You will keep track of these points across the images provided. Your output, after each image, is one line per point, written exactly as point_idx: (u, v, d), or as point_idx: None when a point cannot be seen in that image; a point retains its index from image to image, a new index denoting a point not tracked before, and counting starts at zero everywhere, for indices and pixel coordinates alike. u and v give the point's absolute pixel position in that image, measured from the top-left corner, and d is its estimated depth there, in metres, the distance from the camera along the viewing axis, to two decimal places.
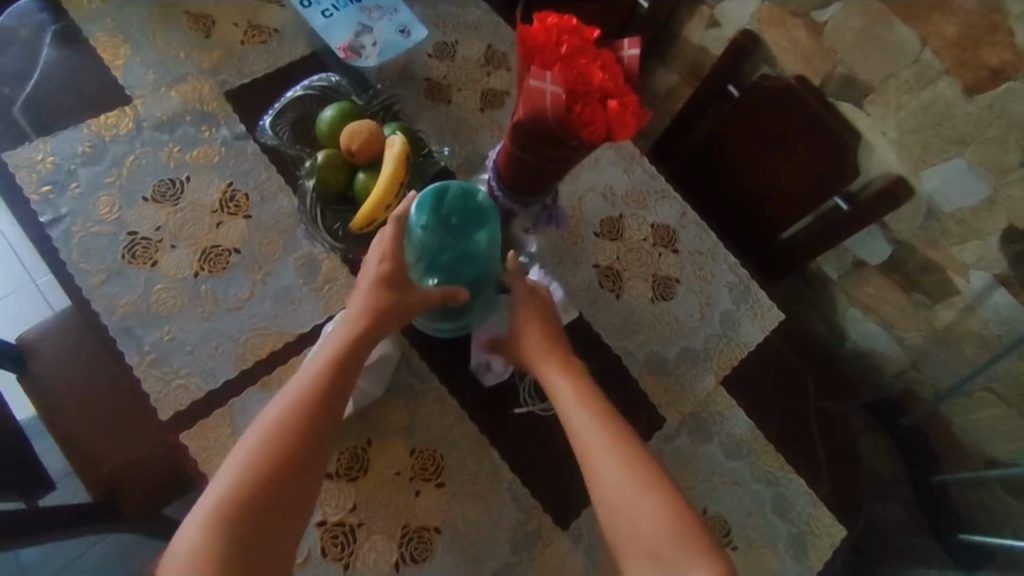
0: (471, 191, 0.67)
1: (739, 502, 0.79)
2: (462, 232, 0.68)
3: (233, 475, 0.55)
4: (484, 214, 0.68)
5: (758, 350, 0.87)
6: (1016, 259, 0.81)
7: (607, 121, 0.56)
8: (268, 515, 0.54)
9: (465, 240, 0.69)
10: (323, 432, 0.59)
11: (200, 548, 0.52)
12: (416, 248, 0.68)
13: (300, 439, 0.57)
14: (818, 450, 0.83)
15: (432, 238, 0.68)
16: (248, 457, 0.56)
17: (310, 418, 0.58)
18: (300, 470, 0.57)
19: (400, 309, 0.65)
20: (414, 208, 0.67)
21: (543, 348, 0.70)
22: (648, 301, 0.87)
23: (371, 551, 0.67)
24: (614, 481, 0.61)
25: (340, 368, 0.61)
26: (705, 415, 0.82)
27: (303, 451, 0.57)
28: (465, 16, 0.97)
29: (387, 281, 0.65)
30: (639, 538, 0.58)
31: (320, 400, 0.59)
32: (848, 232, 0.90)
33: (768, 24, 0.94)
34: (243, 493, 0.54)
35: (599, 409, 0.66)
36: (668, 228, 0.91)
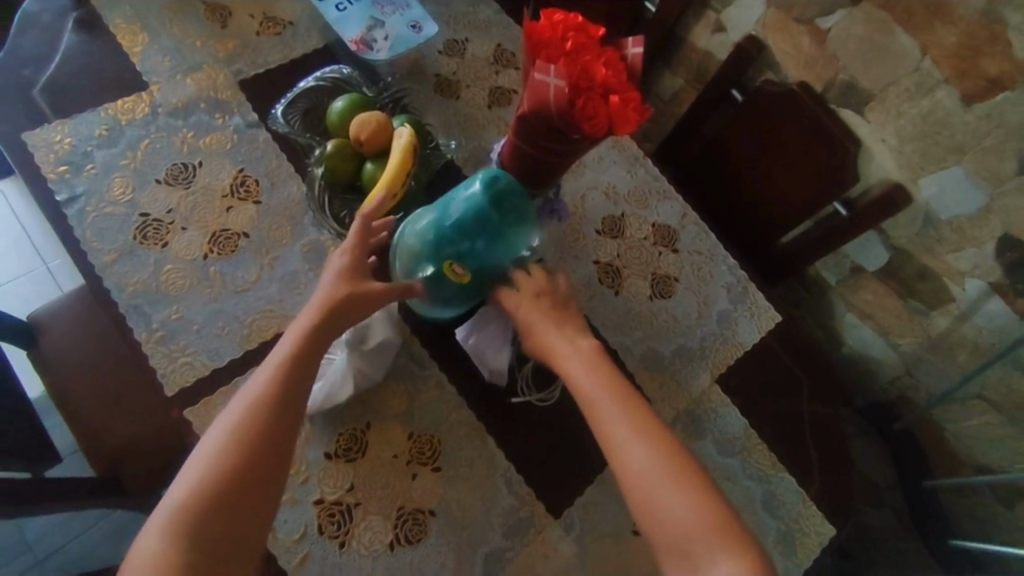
0: (504, 197, 0.65)
1: (730, 497, 0.80)
2: (467, 220, 0.65)
3: (192, 480, 0.54)
4: (492, 200, 0.65)
5: (753, 351, 0.89)
6: (1010, 268, 0.82)
7: (609, 116, 0.58)
8: (231, 513, 0.54)
9: (473, 241, 0.67)
10: (285, 424, 0.57)
11: (161, 552, 0.51)
12: (421, 238, 0.69)
13: (261, 433, 0.56)
14: (811, 452, 0.84)
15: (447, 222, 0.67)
16: (205, 460, 0.54)
17: (266, 416, 0.57)
18: (262, 464, 0.55)
19: (362, 301, 0.65)
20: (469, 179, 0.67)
21: (548, 321, 0.72)
22: (647, 298, 0.88)
23: (367, 530, 0.68)
24: (643, 473, 0.62)
25: (300, 361, 0.60)
26: (699, 412, 0.84)
27: (265, 446, 0.56)
28: (476, 15, 0.99)
29: (344, 277, 0.66)
30: (657, 505, 0.60)
31: (278, 394, 0.58)
32: (846, 237, 0.92)
33: (773, 30, 0.96)
34: (200, 498, 0.53)
35: (626, 399, 0.66)
36: (668, 227, 0.93)
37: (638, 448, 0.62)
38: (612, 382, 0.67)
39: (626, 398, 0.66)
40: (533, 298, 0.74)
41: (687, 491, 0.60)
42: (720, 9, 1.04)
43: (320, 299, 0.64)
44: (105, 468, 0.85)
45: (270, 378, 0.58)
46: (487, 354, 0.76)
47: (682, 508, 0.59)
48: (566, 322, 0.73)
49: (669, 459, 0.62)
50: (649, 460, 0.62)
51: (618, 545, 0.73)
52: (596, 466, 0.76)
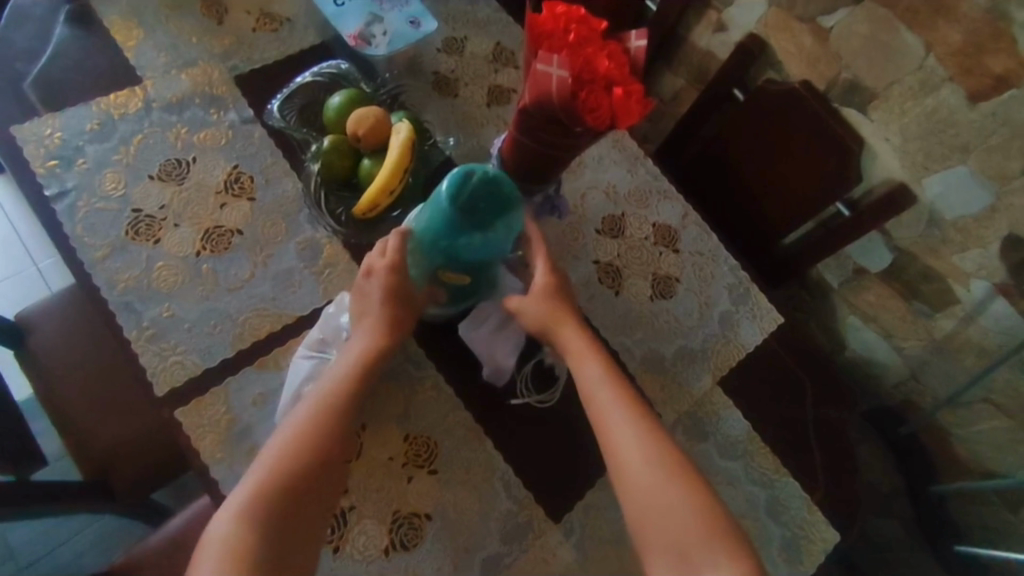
0: (502, 187, 0.62)
1: (733, 502, 0.78)
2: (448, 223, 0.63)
3: (262, 476, 0.58)
4: (462, 205, 0.62)
5: (756, 352, 0.87)
6: (1017, 268, 0.81)
7: (611, 109, 0.57)
8: (293, 514, 0.58)
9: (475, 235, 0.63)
10: (343, 435, 0.62)
11: (228, 543, 0.55)
12: (422, 249, 0.68)
13: (323, 443, 0.60)
14: (815, 456, 0.83)
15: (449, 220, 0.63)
16: (275, 458, 0.59)
17: (332, 422, 0.61)
18: (322, 472, 0.60)
19: (407, 319, 0.69)
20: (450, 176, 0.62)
21: (553, 310, 0.71)
22: (647, 299, 0.87)
23: (361, 535, 0.66)
24: (646, 486, 0.60)
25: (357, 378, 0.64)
26: (701, 415, 0.82)
27: (326, 455, 0.60)
28: (475, 12, 0.98)
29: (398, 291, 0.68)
30: (654, 504, 0.60)
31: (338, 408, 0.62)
32: (848, 238, 0.91)
33: (774, 29, 0.95)
34: (270, 492, 0.57)
35: (635, 411, 0.64)
36: (669, 227, 0.92)
37: (643, 462, 0.61)
38: (622, 391, 0.66)
39: (623, 392, 0.65)
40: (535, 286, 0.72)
41: (684, 491, 0.60)
42: (721, 8, 1.03)
43: (375, 316, 0.67)
44: (94, 470, 0.83)
45: (332, 392, 0.63)
46: (496, 355, 0.75)
47: (678, 508, 0.59)
48: (571, 309, 0.72)
49: (666, 458, 0.62)
50: (648, 458, 0.61)
51: (619, 551, 0.71)
52: (596, 469, 0.74)
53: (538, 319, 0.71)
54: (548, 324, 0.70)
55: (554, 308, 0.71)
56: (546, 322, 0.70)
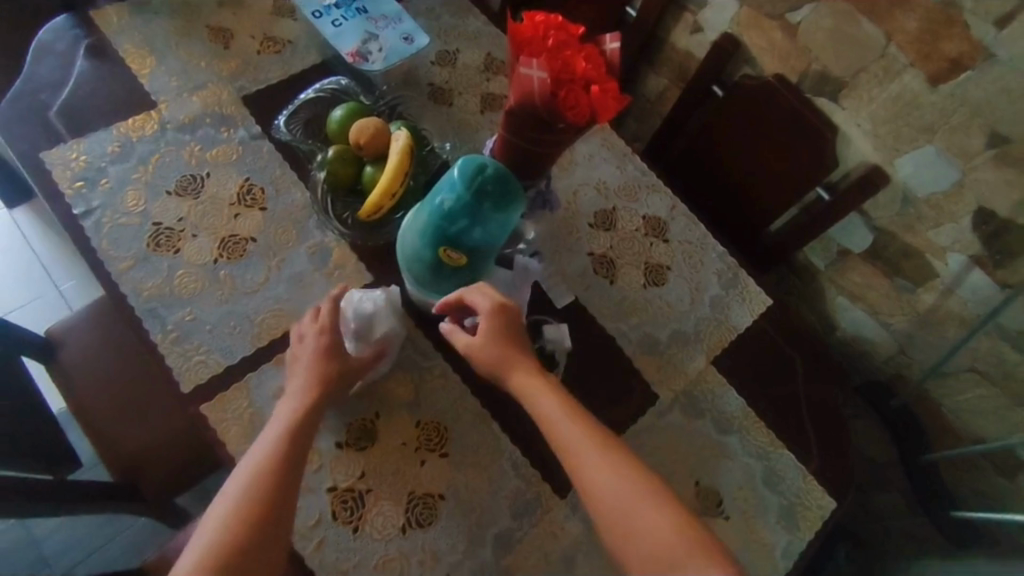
0: (508, 177, 0.65)
1: (731, 474, 0.81)
2: (458, 214, 0.66)
3: (209, 536, 0.57)
4: (471, 194, 0.65)
5: (747, 333, 0.92)
6: (987, 239, 0.85)
7: (590, 105, 0.62)
8: (245, 559, 0.56)
9: (479, 223, 0.66)
10: (289, 480, 0.61)
11: None
12: (426, 237, 0.70)
13: (281, 487, 0.60)
14: (807, 426, 0.87)
15: (457, 206, 0.66)
16: (221, 515, 0.58)
17: (275, 469, 0.61)
18: (279, 513, 0.59)
19: (345, 376, 0.70)
20: (456, 164, 0.65)
21: (504, 343, 0.69)
22: (641, 287, 0.91)
23: (379, 515, 0.71)
24: (619, 510, 0.59)
25: (295, 429, 0.64)
26: (697, 393, 0.86)
27: (273, 500, 0.59)
28: (465, 26, 1.04)
29: (332, 349, 0.70)
30: (638, 525, 0.58)
31: (289, 452, 0.63)
32: (828, 221, 0.95)
33: (747, 27, 1.01)
34: (218, 550, 0.56)
35: (594, 432, 0.63)
36: (659, 218, 0.96)
37: (611, 481, 0.60)
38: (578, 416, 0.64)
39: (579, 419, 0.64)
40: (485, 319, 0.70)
41: (662, 504, 0.59)
42: (696, 10, 1.09)
43: (310, 374, 0.69)
44: (120, 474, 0.88)
45: (269, 449, 0.62)
46: None
47: (662, 521, 0.58)
48: (518, 340, 0.70)
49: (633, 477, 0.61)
50: (617, 478, 0.60)
51: None
52: None
53: (492, 360, 0.69)
54: (501, 363, 0.68)
55: (504, 347, 0.69)
56: (498, 362, 0.68)
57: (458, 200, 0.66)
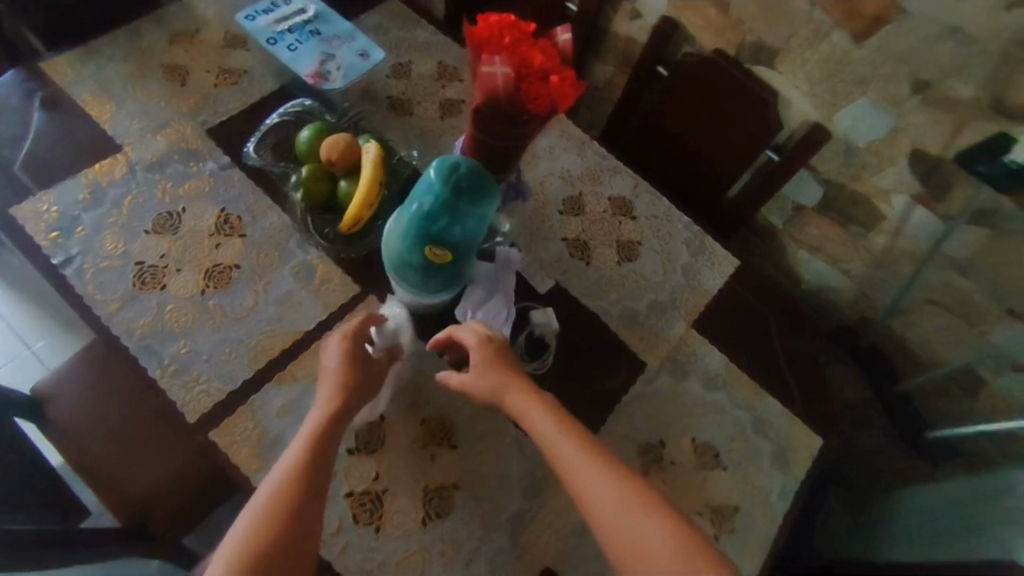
0: (482, 174, 0.69)
1: (722, 428, 0.86)
2: (438, 213, 0.69)
3: (240, 539, 0.57)
4: (449, 192, 0.68)
5: (720, 295, 0.97)
6: (925, 178, 0.91)
7: (551, 94, 0.66)
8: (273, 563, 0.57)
9: (459, 221, 0.70)
10: (317, 485, 0.62)
11: None
12: (409, 239, 0.73)
13: (309, 491, 0.61)
14: (786, 374, 0.92)
15: (437, 205, 0.69)
16: (253, 518, 0.58)
17: (306, 475, 0.62)
18: (302, 518, 0.60)
19: (365, 384, 0.72)
20: (432, 166, 0.69)
21: (500, 369, 0.69)
22: (616, 265, 0.95)
23: (398, 512, 0.73)
24: (623, 532, 0.58)
25: (323, 435, 0.66)
26: (681, 356, 0.90)
27: (302, 505, 0.60)
28: (414, 38, 1.07)
29: (354, 356, 0.72)
30: (638, 544, 0.57)
31: (319, 456, 0.64)
32: (780, 181, 1.01)
33: (682, 8, 1.06)
34: (248, 553, 0.56)
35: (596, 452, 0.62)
36: (624, 198, 1.01)
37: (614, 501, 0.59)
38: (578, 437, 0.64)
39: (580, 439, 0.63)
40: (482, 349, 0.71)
41: (662, 524, 0.58)
42: None
43: (336, 381, 0.70)
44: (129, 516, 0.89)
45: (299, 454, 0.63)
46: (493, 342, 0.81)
47: (663, 542, 0.57)
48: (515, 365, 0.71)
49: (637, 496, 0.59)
50: (619, 498, 0.59)
51: None
52: (597, 419, 0.83)
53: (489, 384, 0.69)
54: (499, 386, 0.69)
55: (497, 373, 0.69)
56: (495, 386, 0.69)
57: (437, 200, 0.69)
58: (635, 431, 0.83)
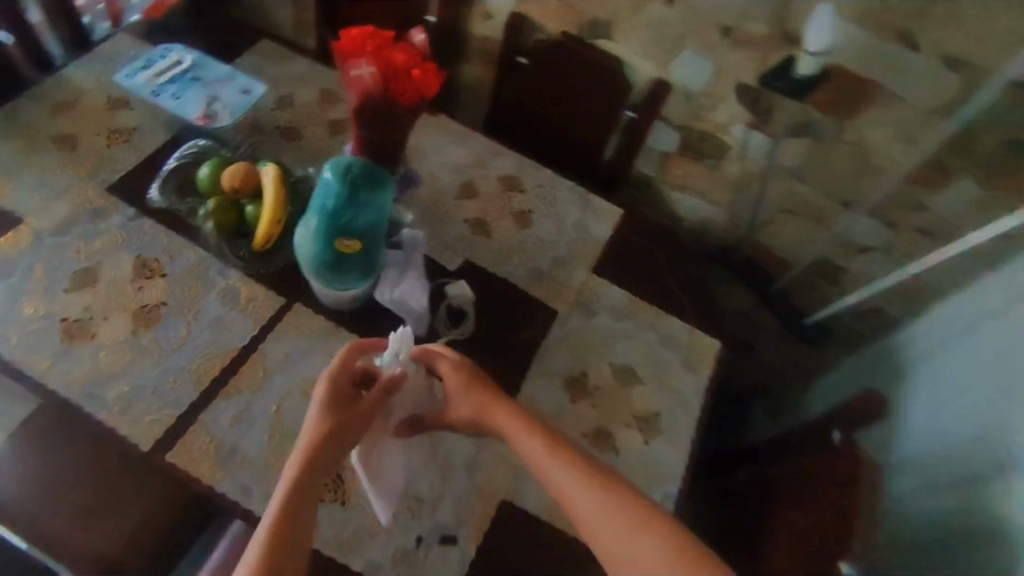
0: (372, 169, 0.79)
1: (633, 350, 0.97)
2: (341, 207, 0.78)
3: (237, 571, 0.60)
4: (346, 187, 0.77)
5: (610, 240, 1.09)
6: (751, 106, 1.07)
7: (417, 86, 0.77)
8: None
9: (361, 211, 0.79)
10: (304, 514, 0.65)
11: None
12: (320, 236, 0.80)
13: (299, 520, 0.64)
14: (679, 295, 1.05)
15: (338, 200, 0.78)
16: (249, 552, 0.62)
17: (292, 506, 0.65)
18: (299, 540, 0.63)
19: (355, 420, 0.74)
20: (328, 168, 0.79)
21: (483, 399, 0.77)
22: (514, 233, 1.05)
23: (360, 484, 0.80)
24: (600, 533, 0.64)
25: (312, 469, 0.68)
26: (587, 298, 1.01)
27: (287, 531, 0.63)
28: (291, 71, 1.15)
29: (336, 395, 0.74)
30: (615, 546, 0.63)
31: (303, 488, 0.67)
32: (641, 134, 1.14)
33: (525, 3, 1.19)
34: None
35: (574, 459, 0.69)
36: (510, 175, 1.12)
37: (590, 503, 0.66)
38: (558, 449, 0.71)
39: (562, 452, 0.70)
40: (461, 384, 0.79)
41: (653, 534, 0.63)
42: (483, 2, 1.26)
43: (323, 421, 0.72)
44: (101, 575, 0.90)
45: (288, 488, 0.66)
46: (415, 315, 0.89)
47: (635, 538, 0.63)
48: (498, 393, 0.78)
49: (614, 498, 0.66)
50: (597, 501, 0.66)
51: (560, 413, 0.89)
52: (522, 365, 0.92)
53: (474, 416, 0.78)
54: (483, 414, 0.77)
55: (483, 400, 0.77)
56: (480, 414, 0.77)
57: (337, 196, 0.78)
58: (559, 368, 0.93)
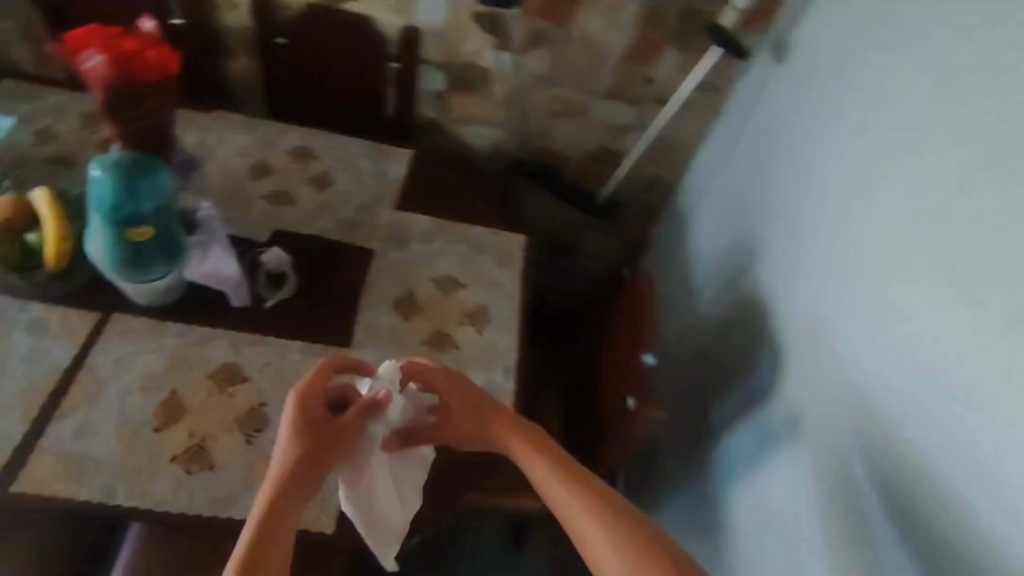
0: (142, 158, 0.82)
1: (451, 261, 1.07)
2: (117, 200, 0.80)
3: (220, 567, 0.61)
4: (116, 180, 0.80)
5: (408, 177, 1.18)
6: (492, 30, 1.20)
7: (157, 66, 0.81)
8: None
9: (139, 200, 0.81)
10: (286, 515, 0.66)
11: None
12: (105, 232, 0.83)
13: (282, 522, 0.65)
14: (481, 206, 1.17)
15: (110, 194, 0.80)
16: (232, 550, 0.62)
17: (275, 508, 0.66)
18: (281, 540, 0.64)
19: (344, 429, 0.74)
20: (95, 169, 0.81)
21: (477, 418, 0.76)
22: (316, 195, 1.12)
23: (223, 447, 0.84)
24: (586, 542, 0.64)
25: (300, 473, 0.69)
26: (398, 231, 1.10)
27: (270, 532, 0.64)
28: (42, 104, 1.12)
29: (320, 407, 0.73)
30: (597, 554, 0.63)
31: (287, 487, 0.68)
32: (410, 79, 1.23)
33: None
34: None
35: (572, 475, 0.69)
36: (300, 147, 1.18)
37: (574, 512, 0.66)
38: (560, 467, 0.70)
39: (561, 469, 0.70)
40: (451, 410, 0.78)
41: (627, 522, 0.64)
42: None
43: (312, 429, 0.72)
44: None
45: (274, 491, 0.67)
46: (230, 287, 0.94)
47: (621, 531, 0.63)
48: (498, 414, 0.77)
49: (609, 504, 0.66)
50: (585, 511, 0.65)
51: (397, 332, 0.98)
52: (353, 302, 1.00)
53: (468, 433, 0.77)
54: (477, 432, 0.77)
55: (481, 421, 0.76)
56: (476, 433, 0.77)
57: (108, 190, 0.80)
58: (387, 296, 1.01)
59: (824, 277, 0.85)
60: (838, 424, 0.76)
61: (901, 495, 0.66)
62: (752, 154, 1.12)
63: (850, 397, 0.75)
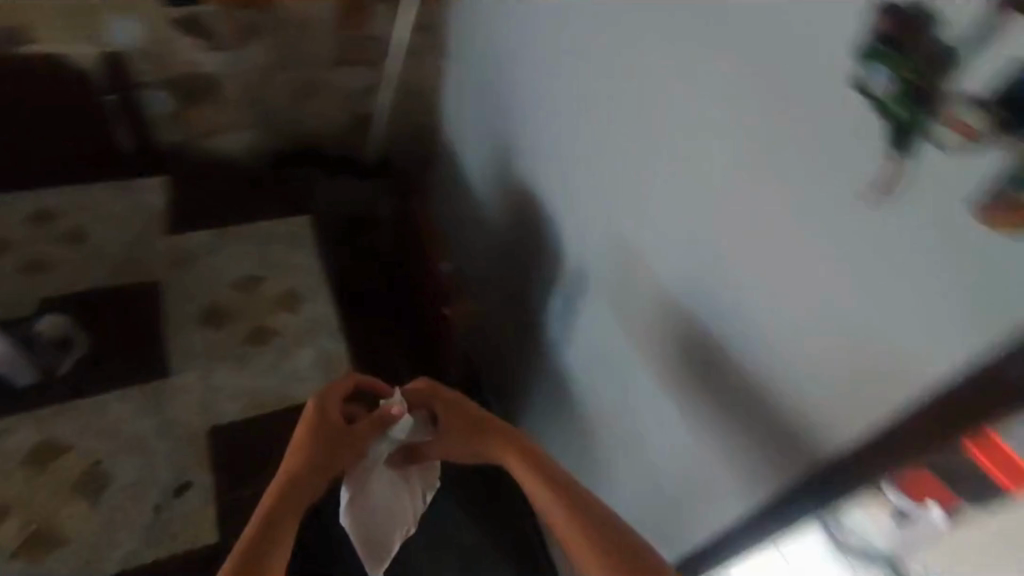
0: None
1: (245, 262, 1.07)
2: None
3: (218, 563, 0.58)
4: None
5: (170, 202, 1.13)
6: (199, 34, 1.18)
7: None
8: None
9: None
10: (283, 517, 0.62)
11: None
12: None
13: (281, 521, 0.62)
14: (256, 204, 1.15)
15: None
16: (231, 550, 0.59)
17: (278, 507, 0.63)
18: (275, 542, 0.60)
19: (353, 438, 0.70)
20: None
21: (486, 439, 0.71)
22: (73, 250, 1.04)
23: (69, 518, 0.81)
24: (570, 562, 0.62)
25: (305, 472, 0.66)
26: (179, 254, 1.07)
27: (269, 531, 0.61)
28: None
29: (329, 421, 0.69)
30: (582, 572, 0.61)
31: (289, 483, 0.65)
32: (130, 103, 1.18)
33: None
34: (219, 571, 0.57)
35: (574, 492, 0.65)
36: (34, 208, 1.07)
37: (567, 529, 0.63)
38: (561, 485, 0.66)
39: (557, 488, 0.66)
40: (461, 434, 0.73)
41: (614, 528, 0.63)
42: None
43: (322, 435, 0.69)
44: None
45: (279, 485, 0.64)
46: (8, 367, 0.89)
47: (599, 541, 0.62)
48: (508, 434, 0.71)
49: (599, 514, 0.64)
50: (577, 527, 0.63)
51: (214, 344, 0.97)
52: (156, 334, 0.97)
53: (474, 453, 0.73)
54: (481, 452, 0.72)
55: (488, 442, 0.71)
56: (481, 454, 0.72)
57: None
58: (190, 316, 1.00)
59: (588, 176, 0.84)
60: (649, 305, 0.76)
61: (693, 337, 0.70)
62: (480, 87, 1.16)
63: (646, 275, 0.75)
